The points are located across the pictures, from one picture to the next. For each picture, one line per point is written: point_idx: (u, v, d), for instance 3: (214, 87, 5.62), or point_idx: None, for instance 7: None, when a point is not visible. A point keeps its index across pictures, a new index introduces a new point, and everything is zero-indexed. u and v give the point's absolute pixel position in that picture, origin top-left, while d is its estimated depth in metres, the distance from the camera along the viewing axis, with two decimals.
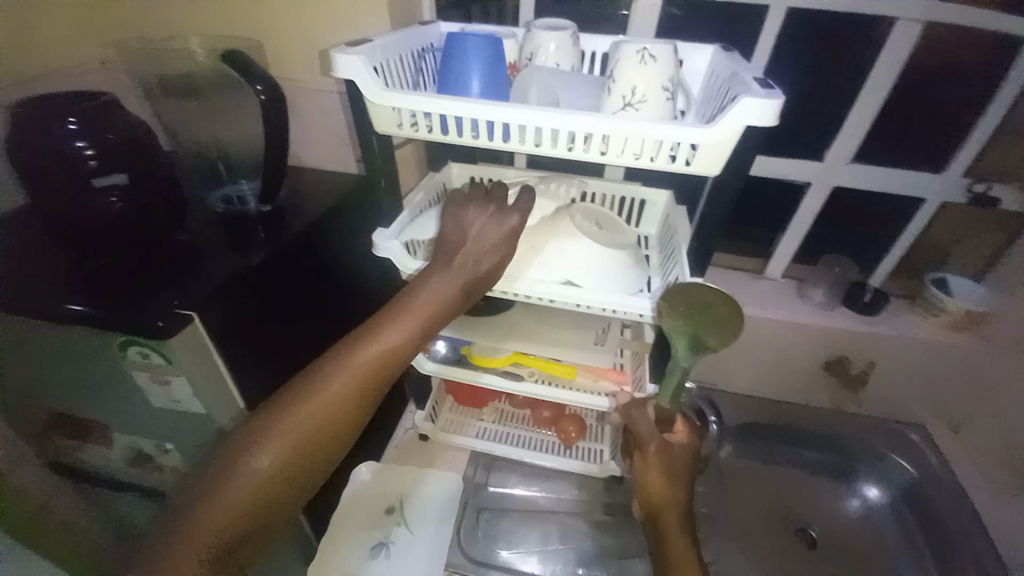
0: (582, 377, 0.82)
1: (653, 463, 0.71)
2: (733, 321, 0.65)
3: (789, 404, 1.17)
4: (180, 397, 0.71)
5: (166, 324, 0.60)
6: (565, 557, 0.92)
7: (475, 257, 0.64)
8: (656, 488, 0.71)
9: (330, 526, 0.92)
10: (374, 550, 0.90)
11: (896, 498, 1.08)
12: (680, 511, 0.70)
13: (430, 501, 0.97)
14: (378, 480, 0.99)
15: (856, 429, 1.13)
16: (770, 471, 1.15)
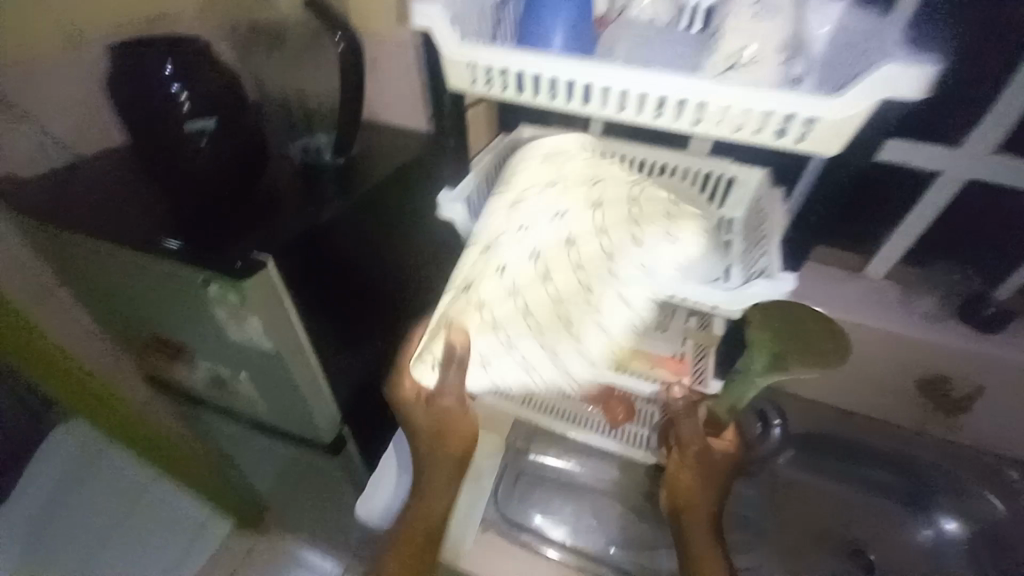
0: (639, 362, 0.74)
1: (686, 465, 0.68)
2: (830, 352, 0.59)
3: (864, 417, 1.06)
4: (253, 334, 0.78)
5: (243, 266, 0.65)
6: (598, 535, 0.94)
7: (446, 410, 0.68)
8: (685, 485, 0.68)
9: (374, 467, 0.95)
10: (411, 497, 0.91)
11: (977, 540, 0.96)
12: (706, 515, 0.67)
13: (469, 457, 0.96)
14: None
15: (943, 455, 1.00)
16: (831, 486, 1.05)
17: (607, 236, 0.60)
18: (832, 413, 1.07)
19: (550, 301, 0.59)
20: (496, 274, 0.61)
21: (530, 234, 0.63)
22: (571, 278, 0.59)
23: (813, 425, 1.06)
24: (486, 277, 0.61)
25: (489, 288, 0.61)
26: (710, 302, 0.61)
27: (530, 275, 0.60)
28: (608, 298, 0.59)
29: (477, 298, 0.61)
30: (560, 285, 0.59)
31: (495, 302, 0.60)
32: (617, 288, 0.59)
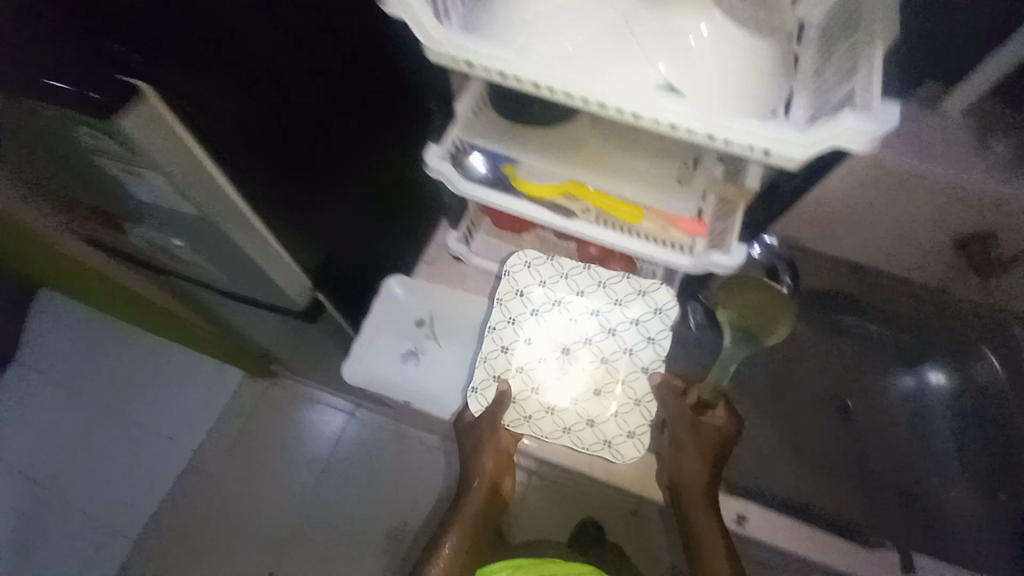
0: (649, 224, 0.64)
1: (687, 446, 0.78)
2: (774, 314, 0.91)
3: (881, 273, 1.00)
4: (166, 194, 0.59)
5: (104, 96, 0.44)
6: None
7: (481, 448, 0.79)
8: (689, 467, 0.77)
9: (365, 327, 0.92)
10: (405, 356, 0.93)
11: (962, 392, 0.95)
12: (708, 495, 0.77)
13: (460, 322, 0.96)
14: (410, 295, 0.95)
15: (947, 315, 0.96)
16: (828, 342, 1.03)
17: (602, 316, 0.82)
18: (848, 268, 1.01)
19: (572, 367, 0.81)
20: (539, 363, 0.81)
21: (558, 321, 0.83)
22: (584, 349, 0.82)
23: (828, 281, 1.02)
24: (531, 364, 0.81)
25: (528, 357, 0.82)
26: (761, 147, 0.45)
27: (553, 349, 0.82)
28: (613, 360, 0.81)
29: (518, 362, 0.81)
30: (578, 355, 0.82)
31: (533, 366, 0.81)
32: (615, 352, 0.82)
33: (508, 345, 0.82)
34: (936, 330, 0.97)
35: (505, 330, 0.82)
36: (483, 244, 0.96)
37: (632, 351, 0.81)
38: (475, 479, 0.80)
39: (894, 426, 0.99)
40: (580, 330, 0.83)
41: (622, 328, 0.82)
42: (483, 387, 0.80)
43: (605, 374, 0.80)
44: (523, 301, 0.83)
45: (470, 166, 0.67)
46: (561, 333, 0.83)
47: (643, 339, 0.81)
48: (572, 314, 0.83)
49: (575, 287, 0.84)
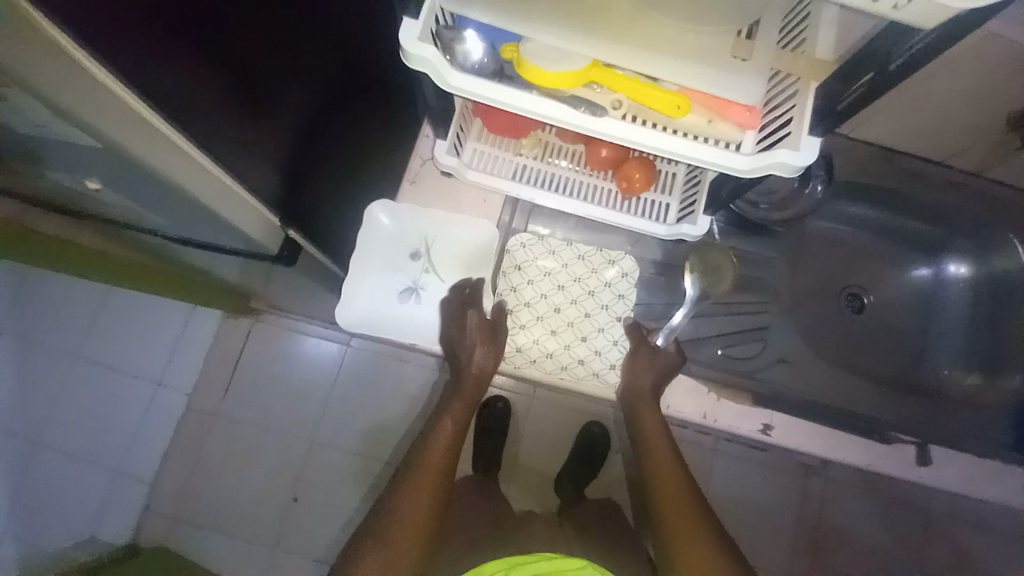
0: (692, 117, 0.52)
1: (638, 363, 0.79)
2: (722, 267, 0.86)
3: (913, 159, 0.89)
4: (45, 122, 0.43)
5: None
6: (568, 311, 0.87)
7: (476, 354, 0.76)
8: (642, 384, 0.78)
9: (352, 259, 0.82)
10: (403, 295, 0.84)
11: (980, 280, 0.90)
12: (654, 411, 0.76)
13: (458, 248, 0.86)
14: (399, 224, 0.85)
15: (972, 199, 0.88)
16: (848, 235, 0.96)
17: (585, 279, 0.87)
18: (881, 153, 0.90)
19: (563, 321, 0.86)
20: (531, 316, 0.86)
21: (547, 282, 0.87)
22: (572, 307, 0.87)
23: (862, 168, 0.89)
24: (525, 319, 0.86)
25: (523, 314, 0.86)
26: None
27: (546, 309, 0.86)
28: (596, 315, 0.86)
29: (519, 321, 0.86)
30: (567, 313, 0.87)
31: (527, 321, 0.86)
32: (596, 309, 0.87)
33: (512, 307, 0.86)
34: (955, 216, 0.89)
35: (506, 298, 0.87)
36: (476, 155, 0.79)
37: (610, 306, 0.87)
38: (475, 374, 0.75)
39: (903, 320, 0.95)
40: (568, 293, 0.87)
41: (600, 291, 0.87)
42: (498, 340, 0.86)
43: (589, 325, 0.86)
44: (515, 267, 0.87)
45: (463, 50, 0.53)
46: (552, 296, 0.87)
47: (619, 298, 0.87)
48: (560, 280, 0.87)
49: (558, 254, 0.88)
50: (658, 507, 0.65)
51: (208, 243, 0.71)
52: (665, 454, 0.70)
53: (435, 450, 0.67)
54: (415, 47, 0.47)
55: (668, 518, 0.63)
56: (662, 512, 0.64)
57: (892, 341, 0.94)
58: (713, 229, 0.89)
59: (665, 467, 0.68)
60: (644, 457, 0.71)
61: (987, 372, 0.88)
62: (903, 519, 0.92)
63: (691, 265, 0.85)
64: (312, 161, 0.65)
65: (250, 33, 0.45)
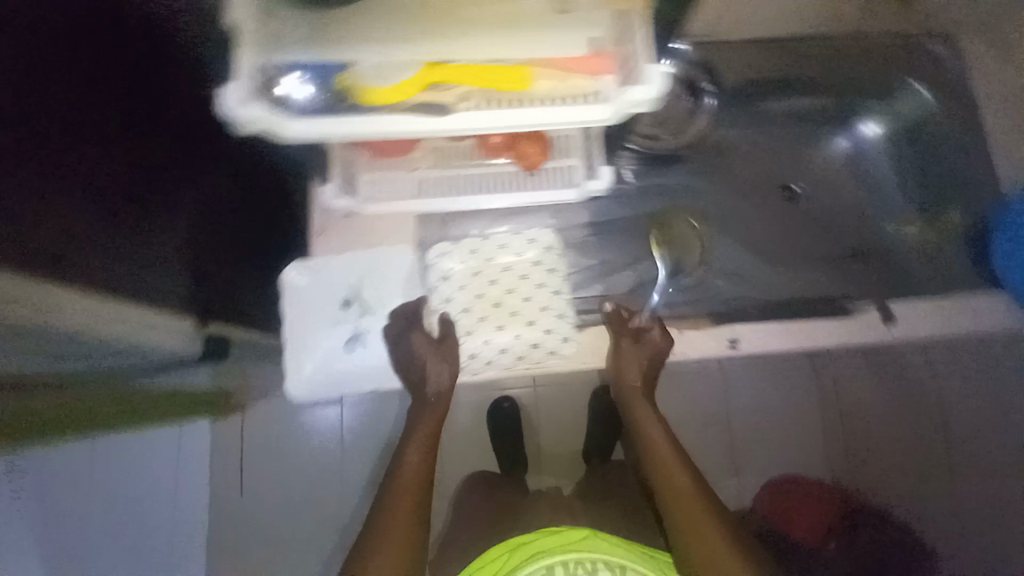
0: (542, 84, 0.51)
1: (625, 360, 0.77)
2: (688, 237, 0.88)
3: (801, 39, 0.87)
4: None
5: None
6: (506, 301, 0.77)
7: (435, 376, 0.74)
8: (631, 378, 0.77)
9: (287, 331, 0.79)
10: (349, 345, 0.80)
11: (897, 133, 0.91)
12: (645, 403, 0.76)
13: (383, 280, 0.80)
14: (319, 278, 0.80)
15: (860, 59, 0.88)
16: (761, 135, 0.93)
17: (511, 265, 0.77)
18: (771, 45, 0.87)
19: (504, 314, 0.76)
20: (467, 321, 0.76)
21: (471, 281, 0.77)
22: (507, 296, 0.76)
23: (754, 68, 0.88)
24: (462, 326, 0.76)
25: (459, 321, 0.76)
26: None
27: (482, 308, 0.76)
28: (535, 295, 0.76)
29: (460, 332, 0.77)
30: (504, 303, 0.76)
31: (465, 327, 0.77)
32: (533, 290, 0.77)
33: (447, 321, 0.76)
34: (850, 80, 0.90)
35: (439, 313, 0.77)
36: (373, 185, 0.77)
37: (546, 282, 0.77)
38: (436, 393, 0.75)
39: (841, 195, 0.94)
40: (499, 283, 0.77)
41: (529, 271, 0.78)
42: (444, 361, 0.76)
43: (530, 307, 0.76)
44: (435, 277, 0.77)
45: (286, 95, 0.50)
46: (484, 293, 0.77)
47: (550, 271, 0.78)
48: (487, 274, 0.77)
49: (473, 248, 0.78)
50: (670, 513, 0.65)
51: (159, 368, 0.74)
52: (667, 455, 0.70)
53: (417, 462, 0.68)
54: (238, 113, 0.48)
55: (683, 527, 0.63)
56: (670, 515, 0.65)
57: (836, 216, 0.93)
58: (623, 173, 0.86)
59: (670, 473, 0.68)
60: (648, 457, 0.71)
61: (930, 216, 0.89)
62: (913, 390, 0.89)
63: (659, 238, 0.87)
64: (209, 265, 0.66)
65: (100, 183, 0.48)
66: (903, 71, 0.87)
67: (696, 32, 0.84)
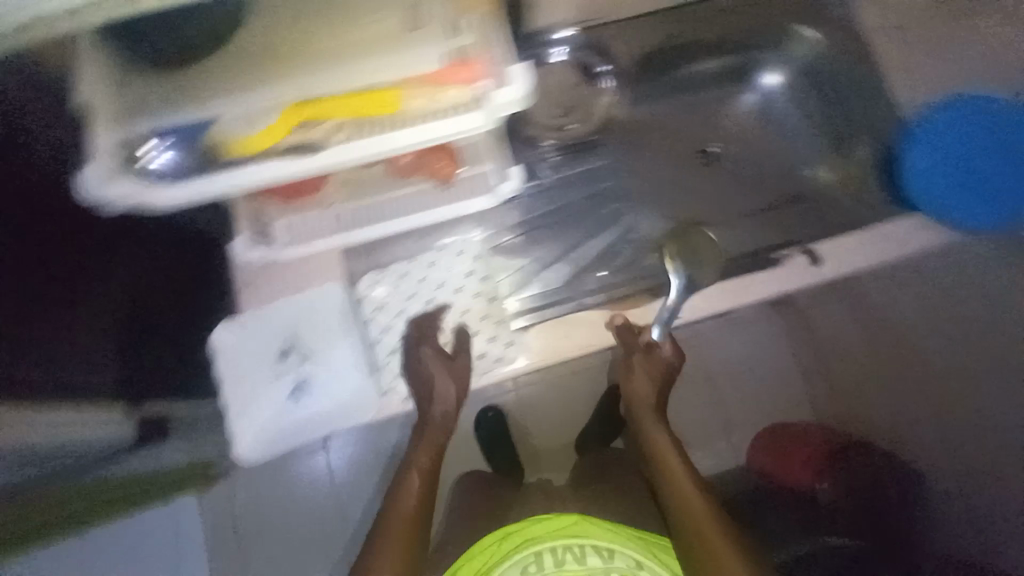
0: (413, 101, 0.50)
1: (636, 371, 0.75)
2: (700, 250, 0.83)
3: (685, 7, 0.89)
4: None
5: None
6: (448, 317, 0.77)
7: (448, 390, 0.71)
8: (639, 388, 0.75)
9: (227, 392, 0.75)
10: (293, 393, 0.75)
11: (800, 78, 0.93)
12: (655, 411, 0.74)
13: (318, 319, 0.75)
14: (248, 333, 0.75)
15: (745, 16, 0.91)
16: (671, 103, 0.94)
17: (445, 280, 0.78)
18: (660, 17, 0.89)
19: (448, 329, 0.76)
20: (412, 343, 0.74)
21: (409, 304, 0.77)
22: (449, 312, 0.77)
23: (646, 42, 0.89)
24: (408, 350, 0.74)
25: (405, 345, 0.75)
26: None
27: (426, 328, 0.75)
28: (473, 305, 0.78)
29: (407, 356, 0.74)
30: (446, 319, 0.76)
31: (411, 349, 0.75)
32: (471, 300, 0.78)
33: (393, 347, 0.75)
34: (742, 37, 0.92)
35: (383, 341, 0.75)
36: (291, 229, 0.74)
37: (481, 290, 0.78)
38: (441, 414, 0.70)
39: (760, 147, 0.96)
40: (438, 301, 0.77)
41: (465, 284, 0.78)
42: (394, 388, 0.73)
43: (472, 318, 0.77)
44: (372, 306, 0.76)
45: (151, 158, 0.49)
46: (426, 314, 0.76)
47: (483, 279, 0.79)
48: (425, 294, 0.77)
49: (404, 271, 0.78)
50: (685, 544, 0.60)
51: (150, 458, 0.72)
52: (677, 469, 0.67)
53: (423, 481, 0.65)
54: (107, 193, 0.48)
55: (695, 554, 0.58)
56: (676, 526, 0.62)
57: (758, 169, 0.95)
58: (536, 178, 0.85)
59: (679, 484, 0.66)
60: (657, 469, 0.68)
61: (843, 150, 0.91)
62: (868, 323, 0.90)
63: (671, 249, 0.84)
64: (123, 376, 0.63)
65: None
66: (784, 19, 0.90)
67: (574, 21, 0.86)
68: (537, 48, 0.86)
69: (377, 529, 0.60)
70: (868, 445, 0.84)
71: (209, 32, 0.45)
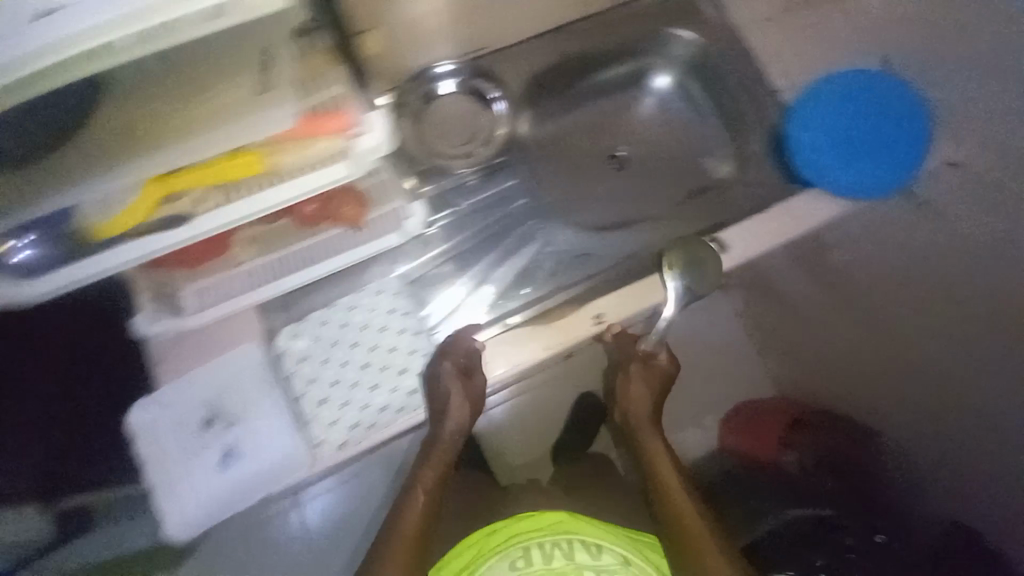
0: (283, 158, 0.51)
1: (632, 384, 0.76)
2: (703, 261, 0.80)
3: (566, 26, 0.93)
4: None
5: None
6: (372, 358, 0.75)
7: (458, 407, 0.71)
8: (635, 398, 0.76)
9: (150, 473, 0.70)
10: (224, 462, 0.71)
11: (687, 78, 0.99)
12: (649, 417, 0.76)
13: (240, 382, 0.73)
14: (169, 406, 0.73)
15: (626, 27, 0.95)
16: (574, 117, 0.98)
17: (367, 322, 0.77)
18: (544, 39, 0.93)
19: (377, 371, 0.75)
20: (340, 390, 0.74)
21: (333, 351, 0.75)
22: (374, 353, 0.76)
23: (535, 64, 0.93)
24: (336, 399, 0.73)
25: (332, 393, 0.73)
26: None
27: (353, 372, 0.74)
28: (399, 343, 0.77)
29: (337, 403, 0.73)
30: (373, 360, 0.75)
31: (340, 396, 0.74)
32: (397, 338, 0.77)
33: (321, 397, 0.73)
34: (627, 46, 0.96)
35: (310, 393, 0.74)
36: (202, 294, 0.73)
37: (405, 326, 0.78)
38: (449, 433, 0.71)
39: (664, 145, 1.00)
40: (363, 343, 0.76)
41: (389, 321, 0.77)
42: (326, 437, 0.73)
43: (399, 356, 0.76)
44: (296, 359, 0.75)
45: (16, 257, 0.50)
46: (352, 358, 0.75)
47: (406, 315, 0.78)
48: (349, 338, 0.76)
49: (324, 319, 0.77)
50: (676, 540, 0.65)
51: (98, 543, 0.69)
52: (672, 477, 0.71)
53: (428, 499, 0.68)
54: None
55: (692, 556, 0.63)
56: (669, 521, 0.67)
57: (664, 166, 0.99)
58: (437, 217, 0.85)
59: (672, 490, 0.70)
60: (651, 473, 0.72)
61: (737, 138, 0.95)
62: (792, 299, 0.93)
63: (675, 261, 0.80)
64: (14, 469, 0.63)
65: None
66: (655, 24, 0.94)
67: (460, 53, 0.89)
68: (424, 85, 0.89)
69: (383, 545, 0.64)
70: (861, 420, 0.78)
71: (68, 116, 0.46)
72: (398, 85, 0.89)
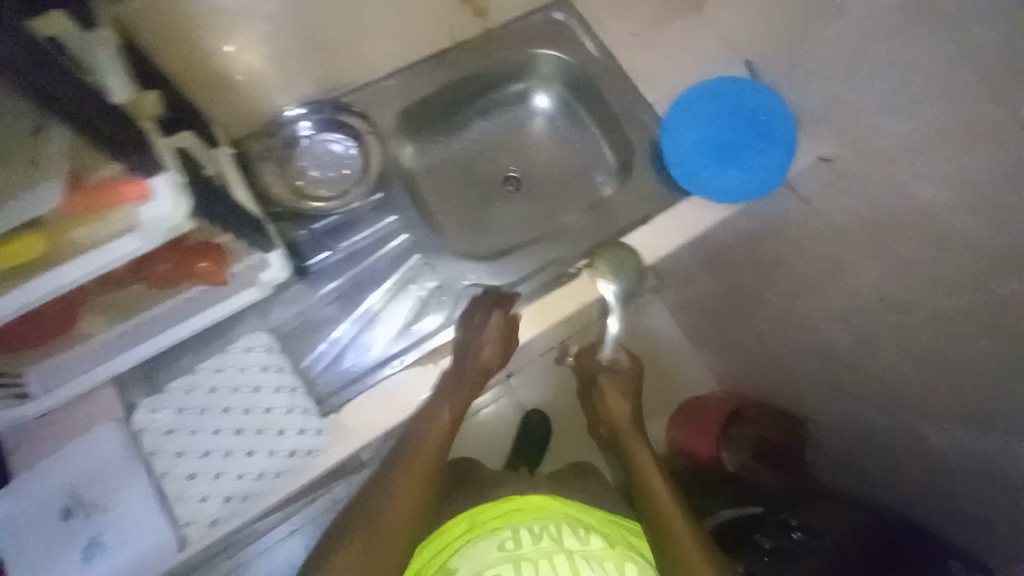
0: (72, 233, 0.48)
1: (608, 398, 0.88)
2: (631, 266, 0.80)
3: (434, 57, 0.93)
4: None
5: None
6: (244, 422, 0.70)
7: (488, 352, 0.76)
8: (611, 410, 0.87)
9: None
10: (86, 552, 0.64)
11: (565, 96, 1.01)
12: (626, 421, 0.86)
13: (96, 469, 0.67)
14: (20, 502, 0.66)
15: (496, 53, 0.95)
16: (458, 144, 1.00)
17: (238, 384, 0.73)
18: (417, 70, 0.93)
19: (251, 435, 0.70)
20: (212, 460, 0.69)
21: (202, 421, 0.71)
22: (247, 416, 0.71)
23: (409, 95, 0.92)
24: (207, 470, 0.69)
25: (201, 466, 0.69)
26: None
27: (225, 440, 0.70)
28: (274, 402, 0.72)
29: (208, 475, 0.68)
30: (245, 425, 0.70)
31: (211, 466, 0.69)
32: (272, 398, 0.72)
33: (190, 470, 0.68)
34: (501, 71, 0.97)
35: (178, 467, 0.68)
36: (48, 373, 0.67)
37: (280, 384, 0.73)
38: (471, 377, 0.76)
39: (555, 161, 1.01)
40: (235, 408, 0.71)
41: (262, 382, 0.74)
42: (197, 513, 0.67)
43: (275, 417, 0.71)
44: (160, 432, 0.70)
45: None
46: (223, 424, 0.70)
47: (280, 373, 0.75)
48: (218, 403, 0.72)
49: (190, 386, 0.73)
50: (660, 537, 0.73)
51: None
52: (654, 477, 0.81)
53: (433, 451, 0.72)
54: None
55: (665, 541, 0.72)
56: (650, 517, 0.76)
57: (555, 181, 1.00)
58: (311, 262, 0.85)
59: (654, 487, 0.79)
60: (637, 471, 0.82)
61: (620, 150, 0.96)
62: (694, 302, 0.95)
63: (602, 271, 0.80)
64: None
65: None
66: (519, 48, 0.95)
67: (319, 94, 0.89)
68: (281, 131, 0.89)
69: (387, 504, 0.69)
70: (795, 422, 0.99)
71: None
72: (259, 131, 0.89)
